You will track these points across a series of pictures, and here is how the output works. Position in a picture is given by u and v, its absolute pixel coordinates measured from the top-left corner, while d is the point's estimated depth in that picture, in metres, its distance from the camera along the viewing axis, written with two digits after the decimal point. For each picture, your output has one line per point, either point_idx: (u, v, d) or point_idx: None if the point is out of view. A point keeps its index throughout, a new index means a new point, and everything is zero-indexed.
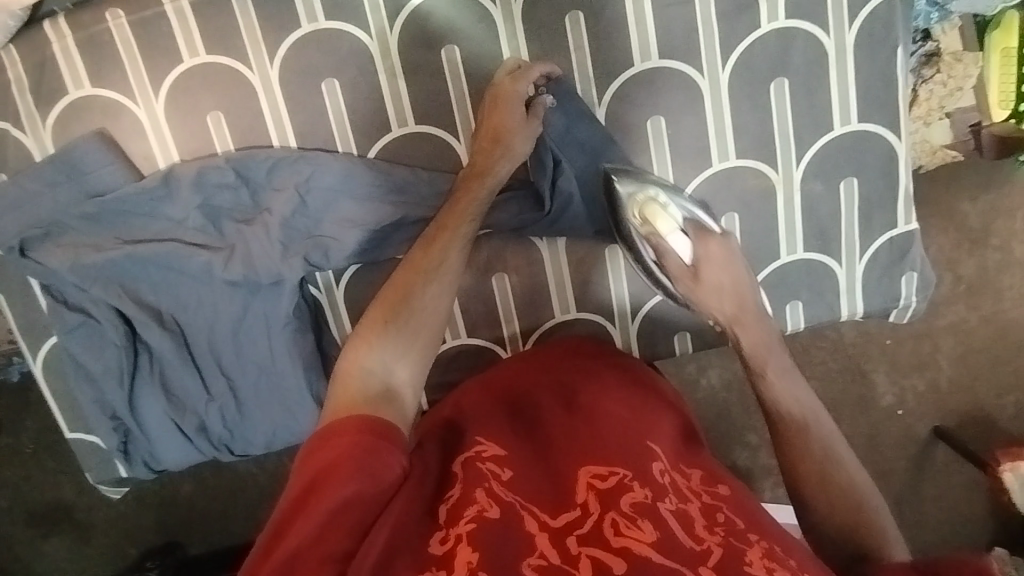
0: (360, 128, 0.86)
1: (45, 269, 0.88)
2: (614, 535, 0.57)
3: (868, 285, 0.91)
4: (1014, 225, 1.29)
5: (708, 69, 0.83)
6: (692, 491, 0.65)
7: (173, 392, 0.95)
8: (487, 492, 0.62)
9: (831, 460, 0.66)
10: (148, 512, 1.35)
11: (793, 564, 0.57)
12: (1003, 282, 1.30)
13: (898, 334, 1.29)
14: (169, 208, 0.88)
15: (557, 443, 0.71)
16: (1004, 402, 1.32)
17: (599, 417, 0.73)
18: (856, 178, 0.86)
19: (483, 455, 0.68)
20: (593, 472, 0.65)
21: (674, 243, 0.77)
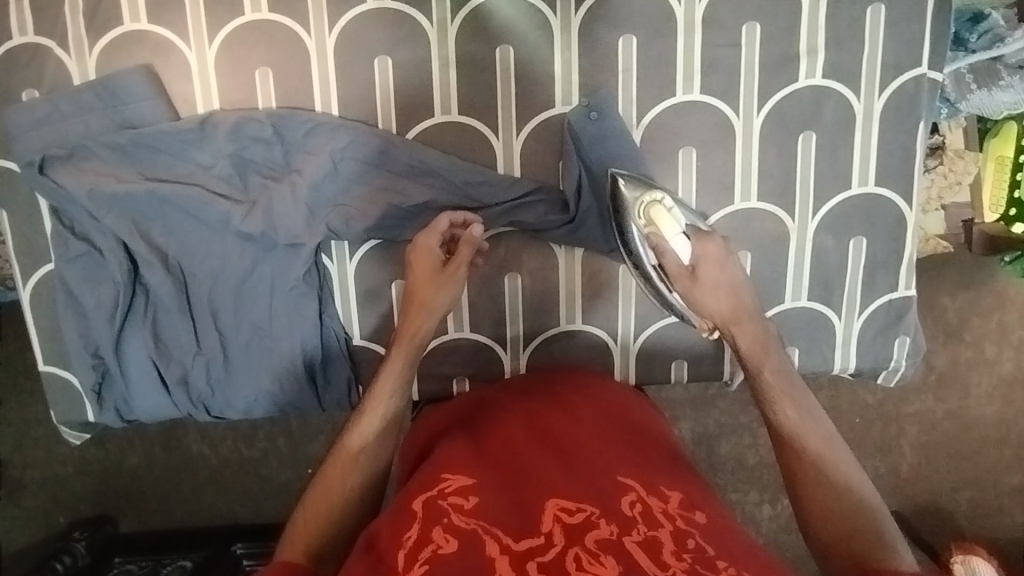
0: (403, 107, 0.87)
1: (61, 191, 0.86)
2: (576, 569, 0.58)
3: (862, 343, 0.94)
4: (990, 325, 1.36)
5: (744, 110, 0.87)
6: (665, 516, 0.64)
7: (162, 338, 0.93)
8: (447, 528, 0.62)
9: (824, 459, 0.67)
10: (98, 470, 1.29)
11: None
12: (972, 379, 1.37)
13: (868, 415, 1.37)
14: (199, 152, 0.88)
15: (522, 468, 0.69)
16: (959, 497, 1.40)
17: (570, 445, 0.71)
18: (865, 237, 0.90)
19: (446, 490, 0.66)
20: (560, 505, 0.64)
21: (674, 245, 0.77)
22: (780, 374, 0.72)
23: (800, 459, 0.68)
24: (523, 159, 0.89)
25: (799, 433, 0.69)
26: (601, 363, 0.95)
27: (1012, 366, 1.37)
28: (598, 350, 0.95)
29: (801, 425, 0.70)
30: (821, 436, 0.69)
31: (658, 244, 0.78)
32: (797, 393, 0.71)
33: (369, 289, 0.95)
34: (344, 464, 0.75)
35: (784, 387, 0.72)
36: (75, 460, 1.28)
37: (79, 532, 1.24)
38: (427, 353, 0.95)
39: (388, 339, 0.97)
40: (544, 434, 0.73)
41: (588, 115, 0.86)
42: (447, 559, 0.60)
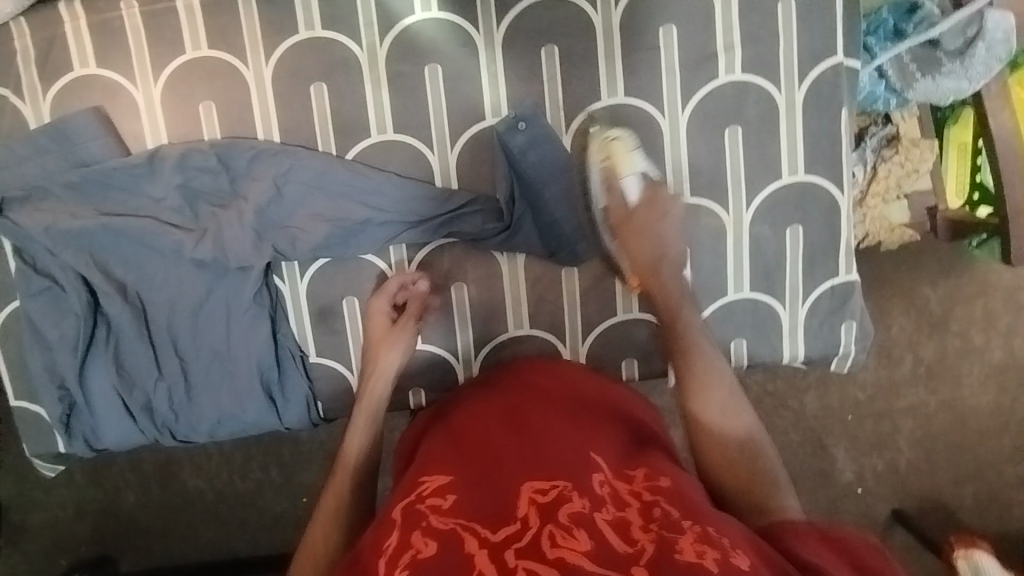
0: (340, 129, 0.91)
1: (19, 230, 0.90)
2: (551, 546, 0.55)
3: (810, 331, 0.94)
4: (974, 313, 1.35)
5: (669, 109, 0.90)
6: (632, 494, 0.64)
7: (125, 367, 0.96)
8: (424, 531, 0.60)
9: (746, 445, 0.72)
10: (89, 508, 1.31)
11: (727, 544, 0.58)
12: (963, 368, 1.36)
13: (860, 411, 1.36)
14: (149, 186, 0.92)
15: (497, 460, 0.68)
16: (964, 491, 1.37)
17: (542, 431, 0.71)
18: (801, 225, 0.92)
19: (425, 493, 0.65)
20: (535, 487, 0.62)
21: (626, 184, 0.87)
22: (709, 374, 0.76)
23: (713, 444, 0.72)
24: (459, 171, 0.92)
25: (710, 428, 0.73)
26: None
27: (1001, 351, 1.36)
28: (548, 353, 0.97)
29: (715, 412, 0.73)
30: (727, 417, 0.73)
31: (613, 183, 0.87)
32: (722, 389, 0.75)
33: (321, 306, 0.97)
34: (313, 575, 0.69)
35: (700, 376, 0.75)
36: (65, 500, 1.31)
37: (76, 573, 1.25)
38: None
39: (345, 356, 0.98)
40: (516, 424, 0.72)
41: (515, 125, 0.88)
42: (427, 561, 0.56)
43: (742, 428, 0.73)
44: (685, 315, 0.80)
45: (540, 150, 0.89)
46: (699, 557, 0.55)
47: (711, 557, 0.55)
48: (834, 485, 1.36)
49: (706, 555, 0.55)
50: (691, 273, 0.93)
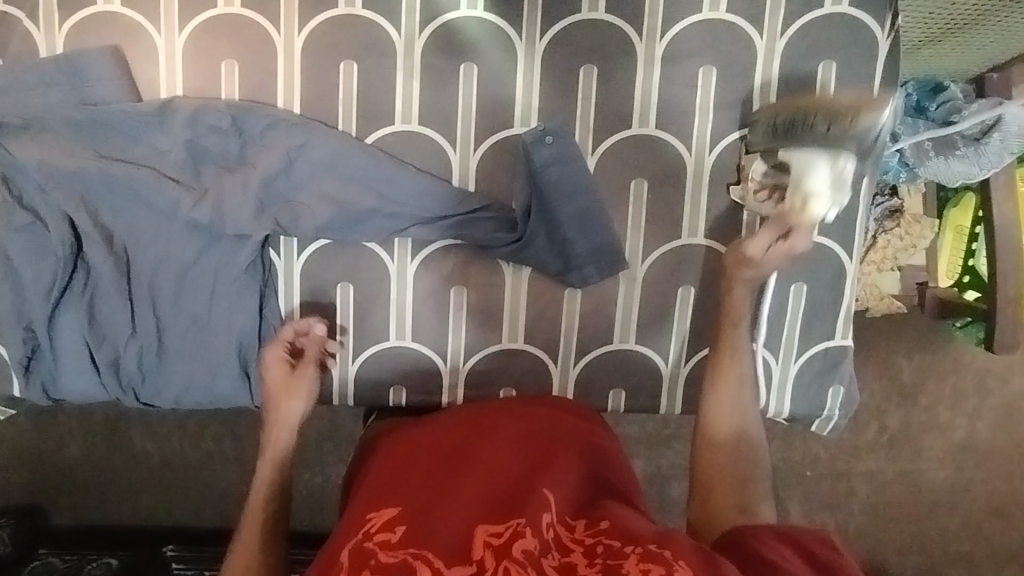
0: (364, 113, 0.89)
1: (11, 159, 0.86)
2: None
3: (798, 389, 0.94)
4: (943, 390, 1.38)
5: (696, 148, 0.89)
6: (576, 542, 0.64)
7: (98, 318, 0.92)
8: (374, 569, 0.60)
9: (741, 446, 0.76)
10: (32, 455, 1.25)
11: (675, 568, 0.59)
12: (924, 442, 1.38)
13: (820, 468, 1.38)
14: (156, 137, 0.88)
15: (449, 495, 0.66)
16: (906, 562, 1.40)
17: (490, 466, 0.70)
18: (806, 284, 0.92)
19: (371, 530, 0.64)
20: (488, 530, 0.63)
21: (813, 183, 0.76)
22: (734, 416, 0.77)
23: (708, 449, 0.77)
24: (478, 176, 0.90)
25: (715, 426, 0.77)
26: (537, 385, 0.95)
27: (964, 432, 1.38)
28: (537, 372, 0.95)
29: (724, 414, 0.77)
30: (733, 432, 0.77)
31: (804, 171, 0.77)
32: (739, 408, 0.77)
33: (314, 288, 0.93)
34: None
35: (732, 377, 0.78)
36: (4, 445, 1.25)
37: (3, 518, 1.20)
38: (366, 359, 0.94)
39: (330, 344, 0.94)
40: (461, 458, 0.71)
41: (543, 138, 0.87)
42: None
43: (738, 438, 0.76)
44: (734, 336, 0.79)
45: (560, 169, 0.88)
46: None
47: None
48: None
49: None
50: (691, 313, 0.93)
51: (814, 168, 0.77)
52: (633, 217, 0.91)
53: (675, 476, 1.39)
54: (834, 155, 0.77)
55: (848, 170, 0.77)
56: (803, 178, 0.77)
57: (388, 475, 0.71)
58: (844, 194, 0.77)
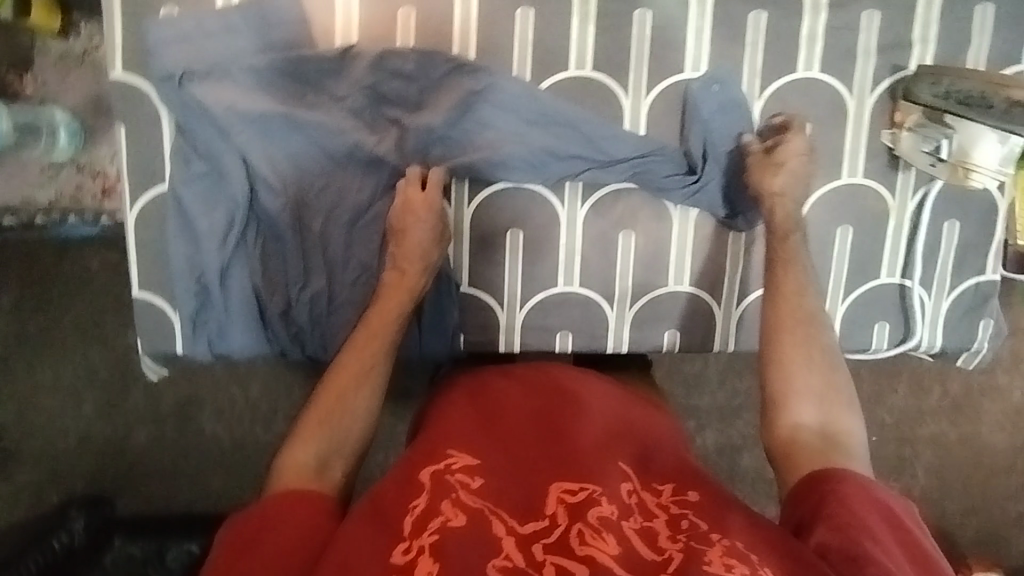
0: (540, 58, 0.90)
1: (197, 105, 0.87)
2: (580, 544, 0.64)
3: (950, 323, 0.98)
4: (1003, 353, 1.42)
5: (858, 90, 0.92)
6: (659, 507, 0.69)
7: (270, 267, 0.92)
8: (454, 502, 0.66)
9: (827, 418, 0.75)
10: (136, 431, 1.23)
11: (755, 558, 0.63)
12: (982, 406, 1.43)
13: (883, 433, 1.43)
14: (334, 84, 0.89)
15: (528, 456, 0.72)
16: (967, 524, 1.46)
17: (574, 431, 0.75)
18: (959, 221, 0.96)
19: (453, 467, 0.69)
20: (565, 487, 0.69)
21: (979, 157, 0.85)
22: (811, 309, 0.81)
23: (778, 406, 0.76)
24: (649, 120, 0.92)
25: (788, 386, 0.77)
26: (703, 326, 0.98)
27: (1021, 394, 1.43)
28: (700, 313, 0.98)
29: (807, 378, 0.77)
30: (819, 388, 0.76)
31: (970, 146, 0.85)
32: (814, 364, 0.77)
33: (483, 236, 0.94)
34: (326, 422, 0.73)
35: (802, 342, 0.79)
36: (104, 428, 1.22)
37: (76, 508, 1.15)
38: (535, 304, 0.96)
39: (498, 289, 0.96)
40: (547, 421, 0.76)
41: (711, 85, 0.90)
42: (456, 531, 0.64)
43: (821, 413, 0.75)
44: (791, 245, 0.85)
45: (726, 115, 0.91)
46: (727, 569, 0.62)
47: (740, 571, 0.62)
48: None
49: (734, 569, 0.62)
50: (850, 253, 0.96)
51: (983, 144, 0.84)
52: None
53: (747, 444, 1.43)
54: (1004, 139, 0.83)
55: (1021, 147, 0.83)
56: (973, 153, 0.85)
57: (470, 424, 0.76)
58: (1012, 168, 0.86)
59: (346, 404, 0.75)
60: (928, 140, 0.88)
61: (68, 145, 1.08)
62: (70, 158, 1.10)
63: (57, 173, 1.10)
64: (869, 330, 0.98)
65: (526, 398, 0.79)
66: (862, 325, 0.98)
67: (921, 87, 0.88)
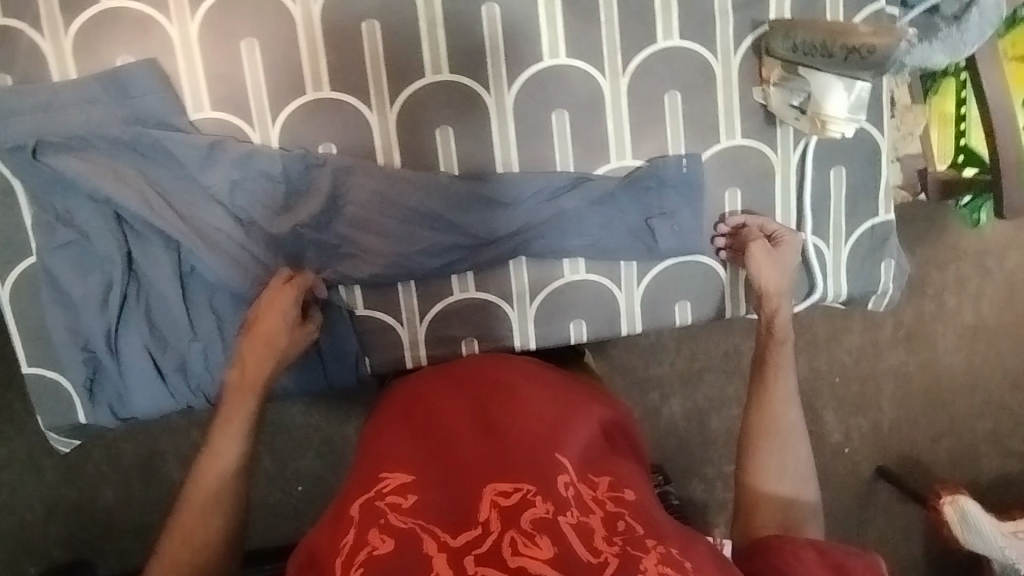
0: (394, 70, 0.88)
1: (59, 175, 0.83)
2: (512, 554, 0.57)
3: (852, 269, 0.98)
4: (946, 277, 1.43)
5: (721, 52, 0.91)
6: (596, 501, 0.64)
7: (158, 324, 0.90)
8: (382, 527, 0.60)
9: (790, 502, 0.80)
10: (91, 494, 1.22)
11: (689, 566, 0.59)
12: (937, 331, 1.44)
13: (845, 373, 1.43)
14: (204, 173, 0.87)
15: (459, 462, 0.66)
16: (937, 448, 1.46)
17: (511, 426, 0.68)
18: (845, 166, 0.95)
19: (384, 490, 0.64)
20: (497, 490, 0.62)
21: (833, 104, 0.86)
22: (781, 395, 0.84)
23: (755, 476, 0.81)
24: (516, 116, 0.91)
25: (761, 490, 0.80)
26: (607, 312, 0.97)
27: (971, 314, 1.45)
28: (604, 298, 0.97)
29: (787, 462, 0.81)
30: (800, 477, 0.81)
31: (821, 97, 0.86)
32: (790, 466, 0.81)
33: None
34: (203, 508, 0.75)
35: (788, 435, 0.82)
36: (49, 498, 1.21)
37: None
38: (434, 317, 0.94)
39: (394, 307, 0.94)
40: (484, 421, 0.70)
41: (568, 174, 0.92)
42: (386, 559, 0.58)
43: (796, 489, 0.80)
44: (777, 326, 0.88)
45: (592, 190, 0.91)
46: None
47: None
48: (823, 447, 1.43)
49: None
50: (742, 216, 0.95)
51: (833, 95, 0.86)
52: (672, 128, 0.92)
53: (714, 406, 1.42)
54: (850, 84, 0.85)
55: (865, 92, 0.87)
56: (826, 103, 0.87)
57: (405, 439, 0.70)
58: (863, 113, 0.88)
59: (215, 468, 0.76)
60: (794, 95, 0.89)
61: None
62: None
63: None
64: None
65: (464, 398, 0.73)
66: None
67: (773, 45, 0.89)
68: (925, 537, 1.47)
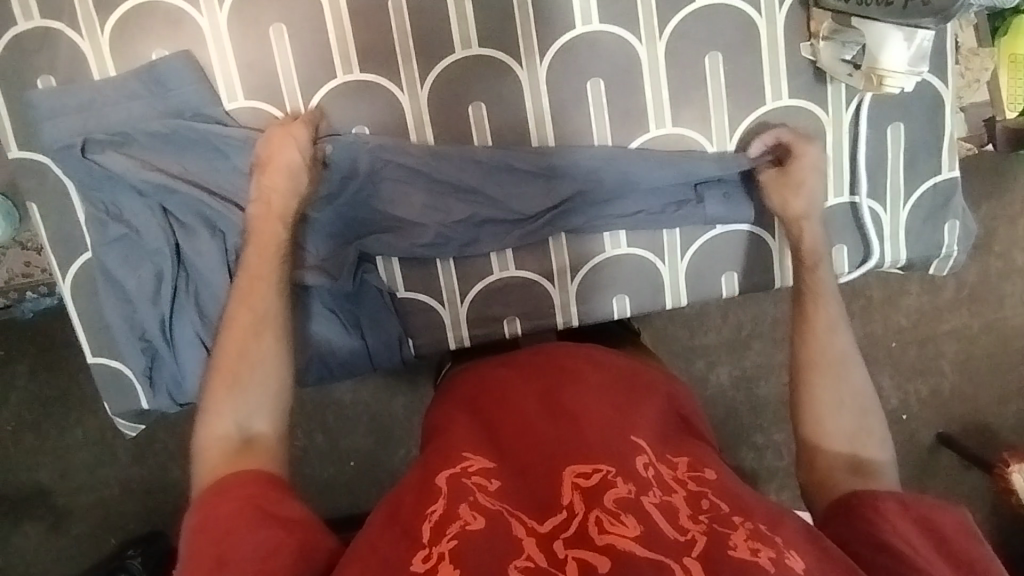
0: (422, 47, 0.87)
1: (108, 173, 0.86)
2: (599, 533, 0.57)
3: (911, 232, 0.92)
4: (1015, 232, 1.35)
5: (765, 8, 0.86)
6: (677, 482, 0.64)
7: (208, 313, 0.93)
8: (472, 505, 0.61)
9: (857, 446, 0.72)
10: (159, 472, 1.28)
11: (780, 541, 0.58)
12: (1005, 289, 1.37)
13: (903, 338, 1.37)
14: (240, 158, 0.88)
15: (537, 446, 0.67)
16: (1006, 411, 1.39)
17: (584, 411, 0.70)
18: (902, 123, 0.89)
19: (469, 469, 0.66)
20: (577, 471, 0.63)
21: (890, 57, 0.79)
22: (822, 322, 0.78)
23: (812, 433, 0.74)
24: (549, 88, 0.88)
25: (821, 439, 0.73)
26: (650, 286, 0.95)
27: None
28: (646, 272, 0.94)
29: (840, 403, 0.74)
30: (856, 413, 0.74)
31: (877, 49, 0.80)
32: (845, 405, 0.74)
33: None
34: (233, 366, 0.73)
35: (837, 368, 0.76)
36: (120, 477, 1.28)
37: (132, 549, 1.25)
38: (474, 297, 0.94)
39: (434, 288, 0.94)
40: (556, 406, 0.71)
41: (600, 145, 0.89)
42: (477, 536, 0.58)
43: (860, 421, 0.73)
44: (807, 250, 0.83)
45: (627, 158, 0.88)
46: (753, 554, 0.56)
47: (766, 555, 0.56)
48: None
49: (761, 554, 0.56)
50: None
51: (891, 47, 0.79)
52: (714, 91, 0.88)
53: (765, 373, 1.39)
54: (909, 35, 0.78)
55: (927, 42, 0.79)
56: (883, 57, 0.80)
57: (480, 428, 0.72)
58: (925, 65, 0.81)
59: (239, 367, 0.72)
60: (846, 48, 0.83)
61: (6, 227, 1.10)
62: (12, 239, 1.12)
63: (3, 257, 1.12)
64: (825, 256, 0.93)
65: (532, 384, 0.75)
66: None
67: None
68: (994, 505, 1.40)
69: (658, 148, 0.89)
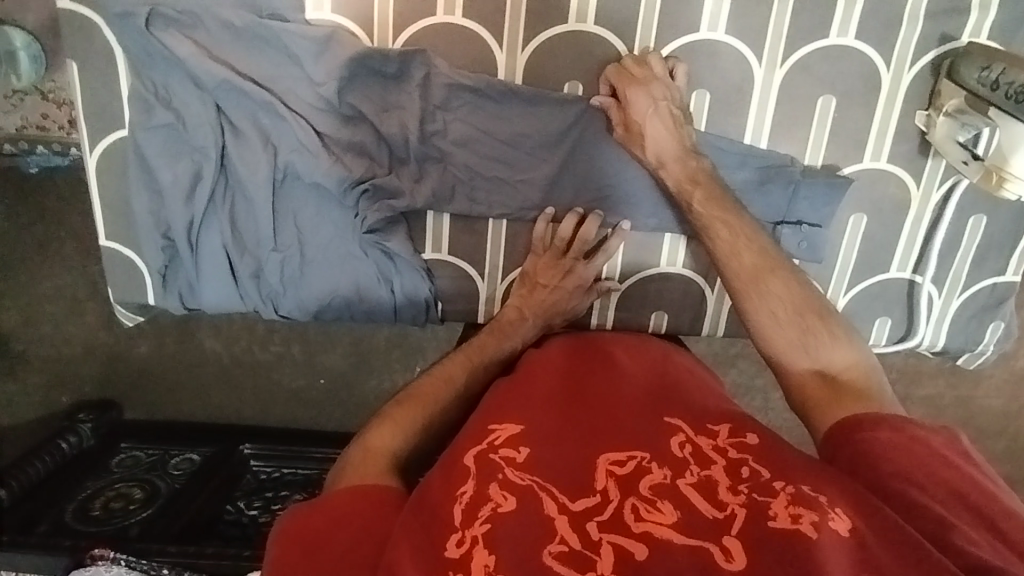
0: (535, 8, 0.80)
1: (169, 55, 0.78)
2: (635, 519, 0.54)
3: (956, 323, 0.92)
4: None
5: (895, 63, 0.81)
6: (716, 451, 0.60)
7: (240, 226, 0.87)
8: (502, 484, 0.57)
9: (808, 343, 0.70)
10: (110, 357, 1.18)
11: (825, 501, 0.53)
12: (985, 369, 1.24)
13: None
14: (312, 66, 0.81)
15: (572, 424, 0.64)
16: None
17: (615, 396, 0.68)
18: (986, 217, 0.87)
19: (496, 442, 0.61)
20: (612, 458, 0.59)
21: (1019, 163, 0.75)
22: (756, 258, 0.74)
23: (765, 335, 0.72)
24: None
25: (771, 342, 0.71)
26: (693, 309, 0.93)
27: None
28: (691, 295, 0.93)
29: (777, 312, 0.72)
30: (794, 313, 0.71)
31: (1004, 150, 0.76)
32: (784, 308, 0.71)
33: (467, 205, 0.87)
34: (411, 412, 0.71)
35: (762, 280, 0.73)
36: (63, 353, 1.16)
37: (84, 413, 1.12)
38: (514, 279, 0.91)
39: (478, 260, 0.91)
40: (584, 390, 0.69)
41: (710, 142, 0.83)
42: (508, 517, 0.54)
43: (799, 322, 0.71)
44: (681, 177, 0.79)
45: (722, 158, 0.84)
46: (795, 521, 0.51)
47: (808, 520, 0.51)
48: None
49: (802, 520, 0.52)
50: (860, 243, 0.89)
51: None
52: (817, 134, 0.84)
53: None
54: None
55: None
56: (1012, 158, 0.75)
57: (508, 399, 0.68)
58: None
59: (425, 405, 0.72)
60: (964, 130, 0.79)
61: (29, 72, 1.05)
62: (34, 86, 1.07)
63: (21, 101, 1.08)
64: (869, 326, 0.92)
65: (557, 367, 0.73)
66: (862, 323, 0.92)
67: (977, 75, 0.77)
68: None
69: (765, 162, 0.84)
